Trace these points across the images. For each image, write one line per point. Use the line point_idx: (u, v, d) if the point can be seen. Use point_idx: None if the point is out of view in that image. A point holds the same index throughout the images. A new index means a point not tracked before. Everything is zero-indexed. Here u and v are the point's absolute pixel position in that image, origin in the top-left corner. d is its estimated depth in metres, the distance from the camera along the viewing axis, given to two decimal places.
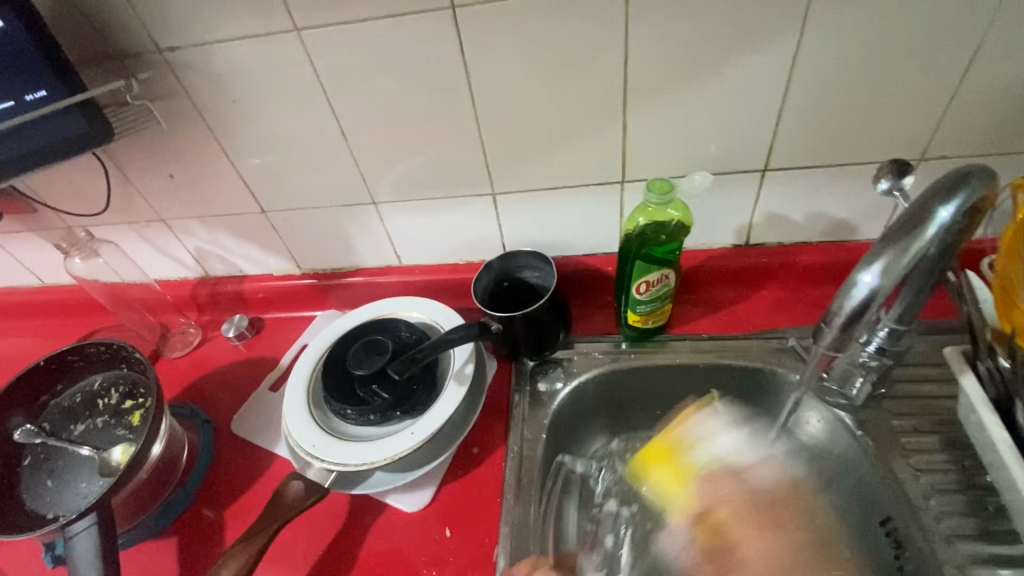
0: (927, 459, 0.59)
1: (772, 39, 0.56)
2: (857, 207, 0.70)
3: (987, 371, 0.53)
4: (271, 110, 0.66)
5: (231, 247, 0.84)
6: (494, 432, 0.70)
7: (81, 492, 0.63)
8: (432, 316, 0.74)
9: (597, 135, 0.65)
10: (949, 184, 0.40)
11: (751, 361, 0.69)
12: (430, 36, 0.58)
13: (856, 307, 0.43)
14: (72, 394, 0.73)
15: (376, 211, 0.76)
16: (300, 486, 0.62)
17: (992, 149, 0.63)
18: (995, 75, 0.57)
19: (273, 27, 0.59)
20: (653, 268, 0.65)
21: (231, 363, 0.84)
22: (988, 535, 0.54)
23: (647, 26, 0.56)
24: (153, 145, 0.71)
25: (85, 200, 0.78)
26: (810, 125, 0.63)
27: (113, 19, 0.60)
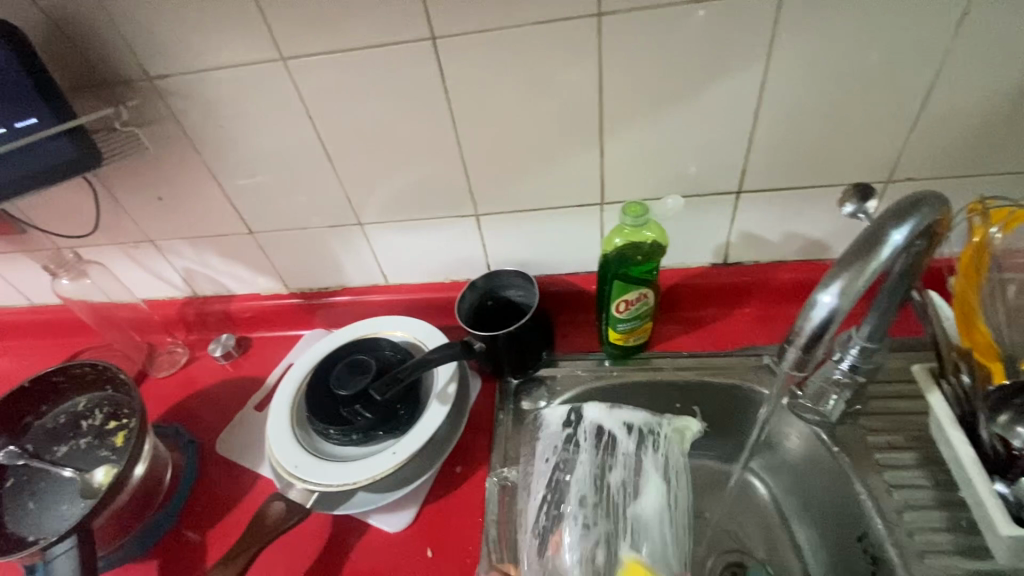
0: (901, 474, 0.60)
1: (741, 67, 0.59)
2: (830, 227, 0.72)
3: (951, 388, 0.55)
4: (258, 134, 0.68)
5: (219, 267, 0.85)
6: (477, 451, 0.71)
7: (63, 514, 0.63)
8: (417, 336, 0.75)
9: (576, 158, 0.67)
10: (903, 208, 0.42)
11: (729, 378, 0.71)
12: (413, 63, 0.60)
13: (816, 327, 0.44)
14: (56, 415, 0.73)
15: (361, 231, 0.78)
16: (281, 507, 0.63)
17: (956, 170, 0.65)
18: (954, 101, 0.60)
19: (260, 55, 0.61)
20: (632, 287, 0.66)
21: (217, 382, 0.85)
22: (963, 550, 0.54)
23: (621, 54, 0.58)
24: (142, 168, 0.72)
25: (74, 222, 0.79)
26: (780, 148, 0.65)
27: (104, 49, 0.62)
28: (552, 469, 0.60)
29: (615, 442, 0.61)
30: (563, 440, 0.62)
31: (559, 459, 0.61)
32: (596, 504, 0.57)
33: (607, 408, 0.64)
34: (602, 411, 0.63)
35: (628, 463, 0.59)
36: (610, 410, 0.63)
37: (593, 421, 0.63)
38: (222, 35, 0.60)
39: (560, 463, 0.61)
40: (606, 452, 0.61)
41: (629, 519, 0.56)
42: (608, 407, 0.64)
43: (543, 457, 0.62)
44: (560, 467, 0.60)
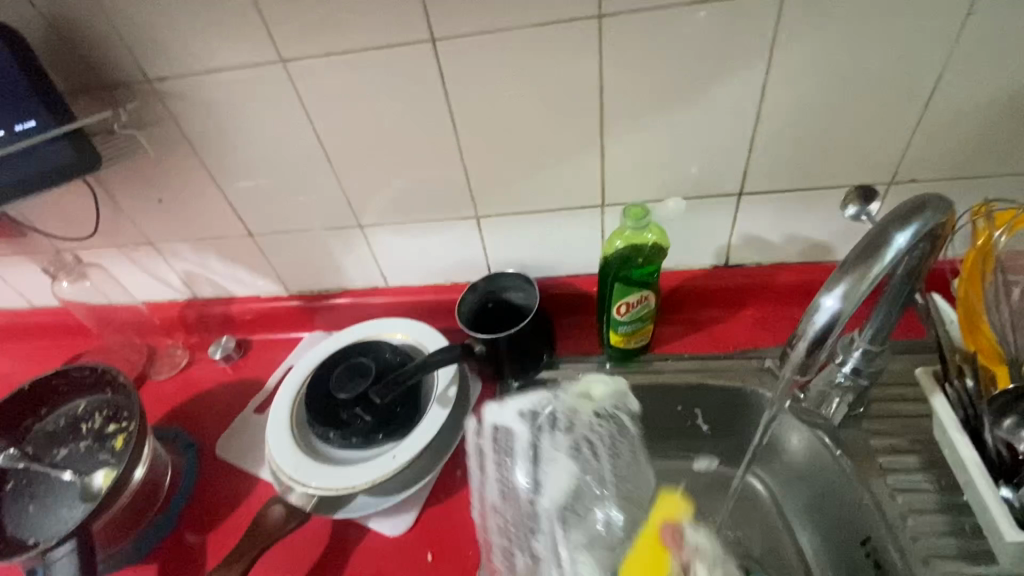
0: (905, 478, 0.59)
1: (743, 69, 0.59)
2: (833, 229, 0.71)
3: (954, 392, 0.54)
4: (257, 136, 0.68)
5: (219, 269, 0.85)
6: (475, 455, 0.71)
7: (63, 518, 0.63)
8: (417, 338, 0.75)
9: (576, 160, 0.67)
10: (907, 211, 0.42)
11: (731, 381, 0.70)
12: (413, 64, 0.60)
13: (819, 331, 0.43)
14: (56, 418, 0.73)
15: (361, 233, 0.77)
16: (281, 511, 0.63)
17: (959, 172, 0.65)
18: (957, 102, 0.59)
19: (259, 57, 0.61)
20: (633, 290, 0.66)
21: (217, 385, 0.85)
22: (967, 555, 0.54)
23: (622, 56, 0.58)
24: (141, 170, 0.72)
25: (74, 224, 0.79)
26: (782, 149, 0.65)
27: (103, 51, 0.62)
28: (480, 475, 0.62)
29: (509, 437, 0.63)
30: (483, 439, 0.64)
31: (482, 460, 0.63)
32: (504, 488, 0.60)
33: (499, 405, 0.65)
34: (494, 409, 0.65)
35: (526, 458, 0.61)
36: (505, 405, 0.65)
37: (493, 423, 0.64)
38: (222, 38, 0.59)
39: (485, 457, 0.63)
40: (506, 452, 0.62)
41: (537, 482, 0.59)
42: (502, 403, 0.65)
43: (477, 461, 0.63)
44: (483, 462, 0.63)
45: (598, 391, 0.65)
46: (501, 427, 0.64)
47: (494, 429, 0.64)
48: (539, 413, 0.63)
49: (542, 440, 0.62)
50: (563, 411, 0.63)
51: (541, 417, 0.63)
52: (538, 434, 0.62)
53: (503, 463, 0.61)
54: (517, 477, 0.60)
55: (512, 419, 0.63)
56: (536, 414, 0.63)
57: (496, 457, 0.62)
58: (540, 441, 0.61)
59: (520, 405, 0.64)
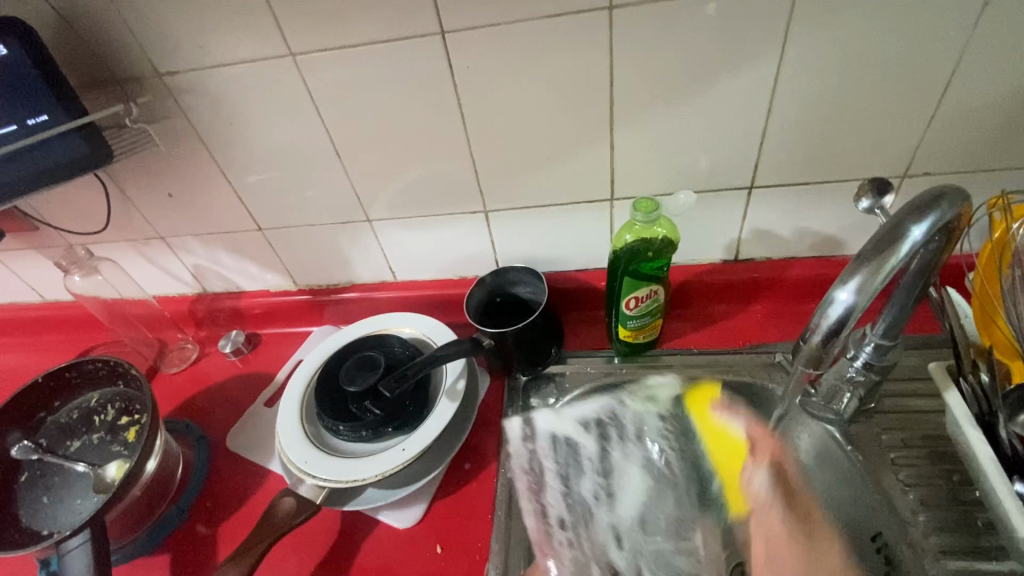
0: (916, 473, 0.59)
1: (754, 59, 0.58)
2: (844, 223, 0.71)
3: (969, 388, 0.54)
4: (267, 131, 0.68)
5: (228, 263, 0.85)
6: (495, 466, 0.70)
7: (76, 508, 0.64)
8: (425, 333, 0.75)
9: (585, 154, 0.67)
10: (923, 204, 0.41)
11: (740, 376, 0.70)
12: (422, 57, 0.60)
13: (834, 324, 0.43)
14: (69, 410, 0.74)
15: (370, 227, 0.78)
16: (292, 503, 0.63)
17: (974, 165, 0.64)
18: (973, 92, 0.58)
19: (268, 50, 0.61)
20: (642, 284, 0.66)
21: (227, 378, 0.85)
22: (977, 551, 0.53)
23: (632, 48, 0.58)
24: (152, 165, 0.73)
25: (86, 218, 0.80)
26: (794, 141, 0.64)
27: (113, 46, 0.62)
28: (538, 488, 0.65)
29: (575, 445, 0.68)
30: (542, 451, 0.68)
31: (544, 471, 0.66)
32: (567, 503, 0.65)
33: (557, 413, 0.70)
34: (550, 416, 0.70)
35: (595, 470, 0.67)
36: (558, 414, 0.70)
37: (552, 432, 0.69)
38: (232, 32, 0.59)
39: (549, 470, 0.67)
40: (573, 464, 0.67)
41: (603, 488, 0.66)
42: (557, 412, 0.70)
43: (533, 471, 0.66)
44: (538, 477, 0.66)
45: (660, 395, 0.71)
46: (557, 438, 0.68)
47: (559, 437, 0.68)
48: (608, 414, 0.69)
49: (612, 451, 0.68)
50: (629, 417, 0.70)
51: (607, 423, 0.69)
52: (601, 439, 0.69)
53: (568, 469, 0.67)
54: (587, 485, 0.66)
55: (569, 429, 0.69)
56: (605, 421, 0.69)
57: (565, 466, 0.67)
58: (611, 448, 0.68)
59: (581, 413, 0.69)
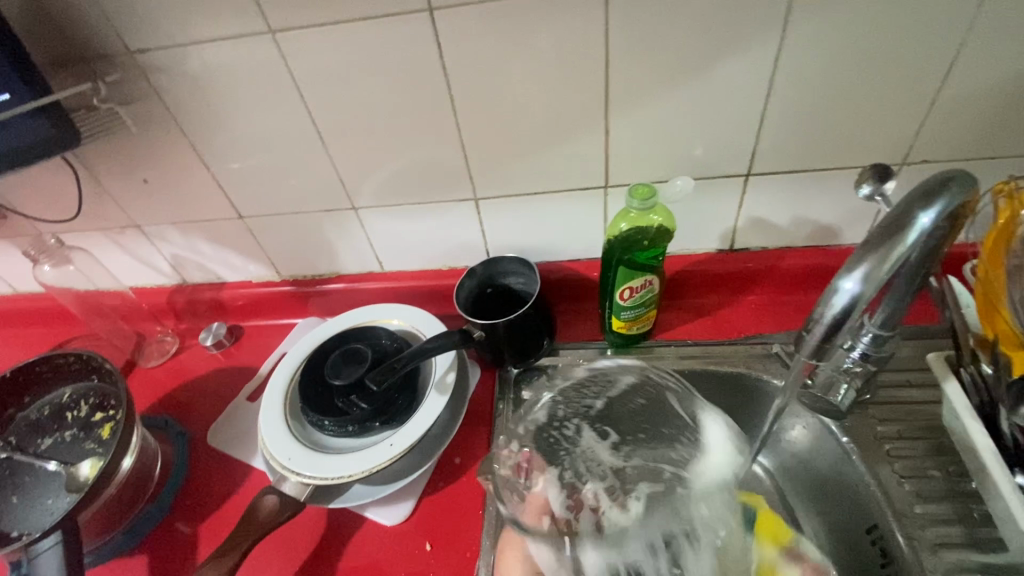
0: (912, 465, 0.58)
1: (754, 42, 0.56)
2: (841, 212, 0.70)
3: (970, 377, 0.53)
4: (246, 113, 0.65)
5: (208, 253, 0.82)
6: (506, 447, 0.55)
7: (48, 508, 0.61)
8: (413, 324, 0.73)
9: (579, 140, 0.65)
10: (929, 190, 0.40)
11: (735, 367, 0.69)
12: (409, 36, 0.57)
13: (837, 315, 0.42)
14: (41, 406, 0.71)
15: (356, 215, 0.75)
16: (274, 501, 0.60)
17: (973, 153, 0.63)
18: (975, 79, 0.57)
19: (245, 27, 0.57)
20: (637, 274, 0.64)
21: (208, 372, 0.82)
22: (974, 544, 0.53)
23: (627, 29, 0.56)
24: (124, 149, 0.69)
25: (55, 205, 0.76)
26: (793, 128, 0.62)
27: (79, 20, 0.58)
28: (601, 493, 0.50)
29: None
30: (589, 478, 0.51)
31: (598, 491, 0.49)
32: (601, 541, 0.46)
33: (598, 544, 0.45)
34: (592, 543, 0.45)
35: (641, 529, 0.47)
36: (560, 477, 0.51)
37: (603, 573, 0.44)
38: (207, 7, 0.56)
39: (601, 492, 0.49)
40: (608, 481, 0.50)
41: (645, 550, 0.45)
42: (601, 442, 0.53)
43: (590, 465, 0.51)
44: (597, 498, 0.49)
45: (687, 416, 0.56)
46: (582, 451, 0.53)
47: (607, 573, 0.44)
48: (560, 418, 0.57)
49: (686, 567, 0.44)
50: (692, 515, 0.46)
51: (677, 530, 0.45)
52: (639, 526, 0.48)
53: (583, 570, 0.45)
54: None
55: (649, 539, 0.45)
56: (673, 536, 0.45)
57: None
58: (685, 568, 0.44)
59: (636, 549, 0.44)
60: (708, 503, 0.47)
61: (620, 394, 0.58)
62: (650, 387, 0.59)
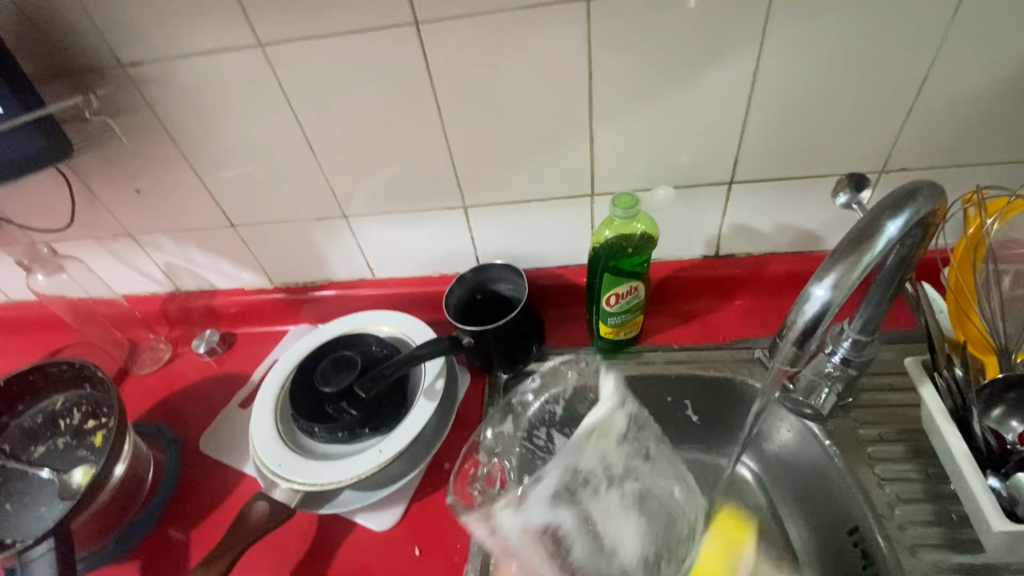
0: (892, 467, 0.59)
1: (734, 54, 0.57)
2: (824, 218, 0.71)
3: (944, 381, 0.54)
4: (236, 124, 0.66)
5: (200, 261, 0.83)
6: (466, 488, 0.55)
7: (41, 516, 0.62)
8: (403, 331, 0.74)
9: (565, 149, 0.66)
10: (898, 199, 0.41)
11: (721, 371, 0.70)
12: (396, 49, 0.58)
13: (810, 320, 0.43)
14: (34, 414, 0.71)
15: (346, 223, 0.76)
16: (265, 507, 0.61)
17: (950, 160, 0.64)
18: (949, 88, 0.58)
19: (235, 41, 0.58)
20: (623, 280, 0.65)
21: (201, 379, 0.83)
22: (953, 544, 0.54)
23: (610, 41, 0.57)
24: (117, 160, 0.70)
25: (49, 214, 0.77)
26: (774, 136, 0.63)
27: (71, 34, 0.59)
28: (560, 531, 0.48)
29: (556, 531, 0.47)
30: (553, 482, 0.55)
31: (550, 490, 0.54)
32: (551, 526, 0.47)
33: (516, 509, 0.47)
34: (511, 514, 0.47)
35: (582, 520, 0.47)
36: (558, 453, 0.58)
37: (523, 532, 0.47)
38: (198, 20, 0.57)
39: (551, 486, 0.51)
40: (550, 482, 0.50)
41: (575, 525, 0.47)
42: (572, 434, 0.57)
43: None
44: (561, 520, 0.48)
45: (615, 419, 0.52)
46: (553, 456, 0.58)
47: (539, 532, 0.46)
48: (532, 426, 0.60)
49: (592, 507, 0.48)
50: (592, 464, 0.50)
51: (578, 476, 0.49)
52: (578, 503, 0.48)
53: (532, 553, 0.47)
54: (583, 555, 0.47)
55: (556, 483, 0.48)
56: (574, 478, 0.48)
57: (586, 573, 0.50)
58: (585, 504, 0.48)
59: (544, 491, 0.48)
60: (593, 451, 0.50)
61: (573, 396, 0.59)
62: (582, 369, 0.60)
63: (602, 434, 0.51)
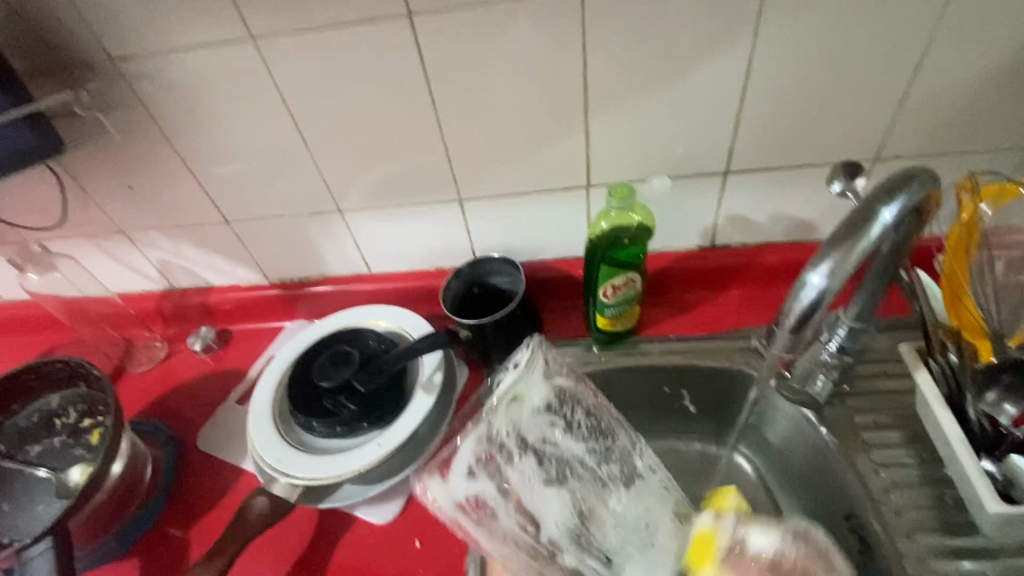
0: (887, 453, 0.60)
1: (728, 43, 0.57)
2: (819, 207, 0.71)
3: (938, 367, 0.55)
4: (229, 119, 0.65)
5: (195, 258, 0.82)
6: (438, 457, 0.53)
7: (39, 514, 0.62)
8: (401, 325, 0.73)
9: (560, 141, 0.66)
10: (893, 185, 0.42)
11: (718, 361, 0.70)
12: (389, 42, 0.58)
13: (805, 308, 0.43)
14: (29, 414, 0.71)
15: (341, 218, 0.76)
16: (264, 502, 0.60)
17: (943, 149, 0.65)
18: (942, 76, 0.59)
19: (225, 34, 0.58)
20: (619, 272, 0.65)
21: (197, 376, 0.83)
22: (949, 528, 0.54)
23: (604, 32, 0.57)
24: (107, 155, 0.69)
25: (40, 212, 0.76)
26: (768, 126, 0.64)
27: (59, 28, 0.58)
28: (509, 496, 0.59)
29: (480, 497, 0.51)
30: (509, 448, 0.52)
31: (501, 454, 0.52)
32: (520, 482, 0.52)
33: (443, 481, 0.51)
34: (435, 486, 0.51)
35: (534, 466, 0.53)
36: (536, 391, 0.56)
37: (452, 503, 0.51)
38: (188, 13, 0.57)
39: (499, 462, 0.52)
40: (499, 455, 0.52)
41: (533, 469, 0.53)
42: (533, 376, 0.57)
43: (517, 453, 0.52)
44: (510, 451, 0.52)
45: (529, 392, 0.55)
46: (527, 424, 0.54)
47: (463, 505, 0.50)
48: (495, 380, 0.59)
49: (509, 475, 0.52)
50: (504, 431, 0.53)
51: (492, 447, 0.52)
52: (509, 463, 0.52)
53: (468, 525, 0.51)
54: (509, 521, 0.51)
55: (473, 456, 0.52)
56: (489, 447, 0.52)
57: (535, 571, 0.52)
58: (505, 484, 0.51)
59: (465, 462, 0.51)
60: (506, 418, 0.53)
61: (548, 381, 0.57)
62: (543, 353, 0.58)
63: (517, 404, 0.54)
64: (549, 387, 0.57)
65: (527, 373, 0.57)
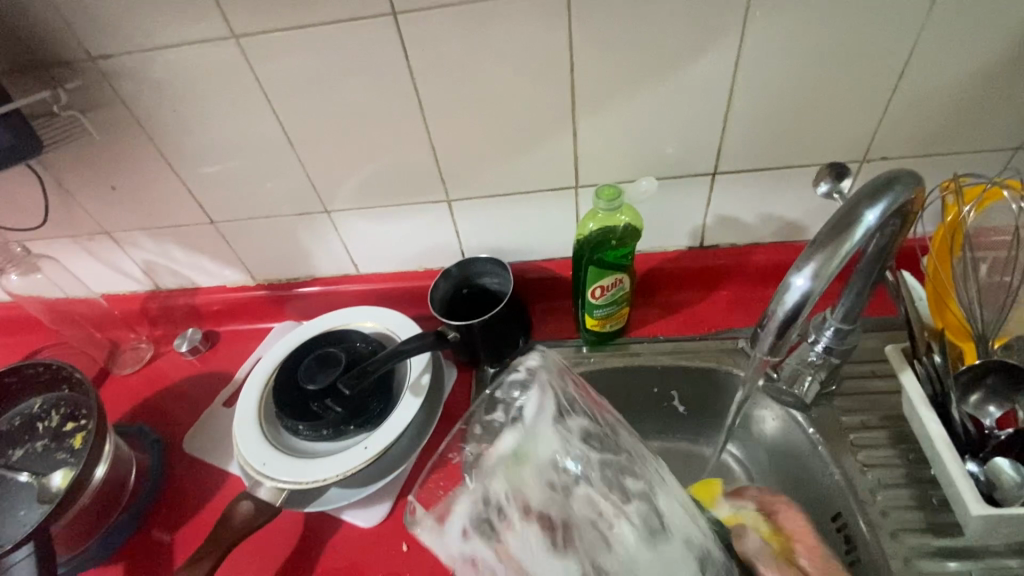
0: (874, 454, 0.60)
1: (715, 43, 0.57)
2: (807, 208, 0.71)
3: (924, 370, 0.55)
4: (213, 118, 0.64)
5: (180, 259, 0.81)
6: (434, 491, 0.49)
7: (20, 520, 0.61)
8: (388, 326, 0.73)
9: (548, 141, 0.65)
10: (876, 188, 0.41)
11: (706, 362, 0.70)
12: (374, 41, 0.57)
13: (790, 310, 0.43)
14: (11, 417, 0.70)
15: (328, 218, 0.75)
16: (249, 507, 0.60)
17: (929, 150, 0.65)
18: (929, 77, 0.59)
19: (206, 32, 0.57)
20: (607, 273, 0.65)
21: (184, 378, 0.82)
22: (934, 529, 0.55)
23: (590, 31, 0.56)
24: (89, 155, 0.68)
25: (21, 213, 0.75)
26: (756, 126, 0.63)
27: (36, 26, 0.57)
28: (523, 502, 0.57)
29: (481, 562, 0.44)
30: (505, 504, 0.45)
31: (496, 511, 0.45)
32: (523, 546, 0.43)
33: (438, 532, 0.46)
34: (432, 536, 0.46)
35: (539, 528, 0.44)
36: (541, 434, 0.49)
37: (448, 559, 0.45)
38: (169, 12, 0.56)
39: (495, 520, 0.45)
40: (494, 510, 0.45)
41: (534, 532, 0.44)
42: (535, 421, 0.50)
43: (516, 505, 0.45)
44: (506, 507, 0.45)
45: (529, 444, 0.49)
46: (526, 475, 0.47)
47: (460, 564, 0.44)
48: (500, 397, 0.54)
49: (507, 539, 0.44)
50: (502, 493, 0.46)
51: (490, 505, 0.45)
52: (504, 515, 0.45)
53: None
54: None
55: (467, 514, 0.45)
56: (484, 509, 0.45)
57: None
58: (504, 539, 0.44)
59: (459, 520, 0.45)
60: (504, 478, 0.46)
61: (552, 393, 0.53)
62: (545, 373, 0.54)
63: (517, 461, 0.47)
64: (558, 429, 0.50)
65: (531, 423, 0.50)
